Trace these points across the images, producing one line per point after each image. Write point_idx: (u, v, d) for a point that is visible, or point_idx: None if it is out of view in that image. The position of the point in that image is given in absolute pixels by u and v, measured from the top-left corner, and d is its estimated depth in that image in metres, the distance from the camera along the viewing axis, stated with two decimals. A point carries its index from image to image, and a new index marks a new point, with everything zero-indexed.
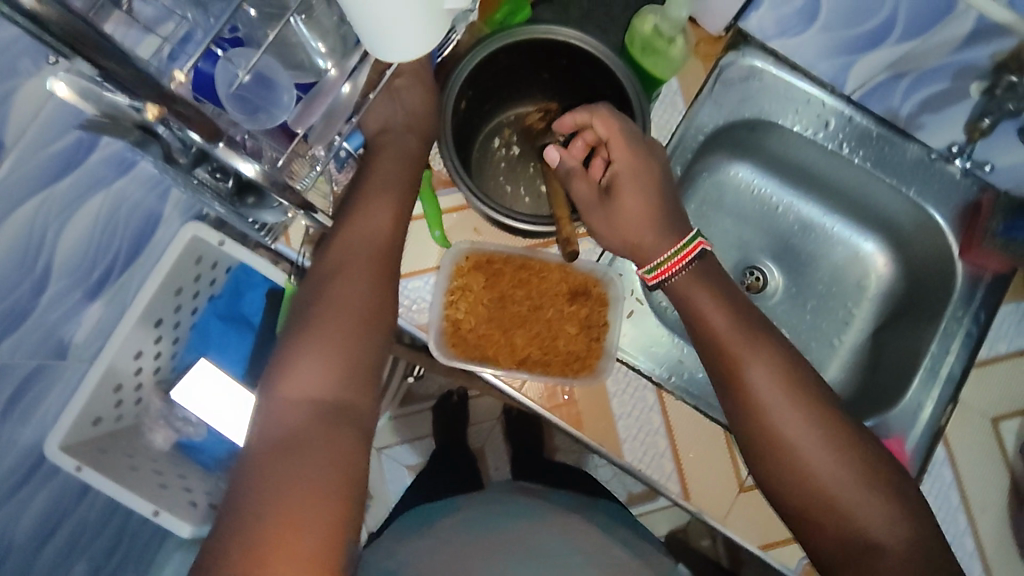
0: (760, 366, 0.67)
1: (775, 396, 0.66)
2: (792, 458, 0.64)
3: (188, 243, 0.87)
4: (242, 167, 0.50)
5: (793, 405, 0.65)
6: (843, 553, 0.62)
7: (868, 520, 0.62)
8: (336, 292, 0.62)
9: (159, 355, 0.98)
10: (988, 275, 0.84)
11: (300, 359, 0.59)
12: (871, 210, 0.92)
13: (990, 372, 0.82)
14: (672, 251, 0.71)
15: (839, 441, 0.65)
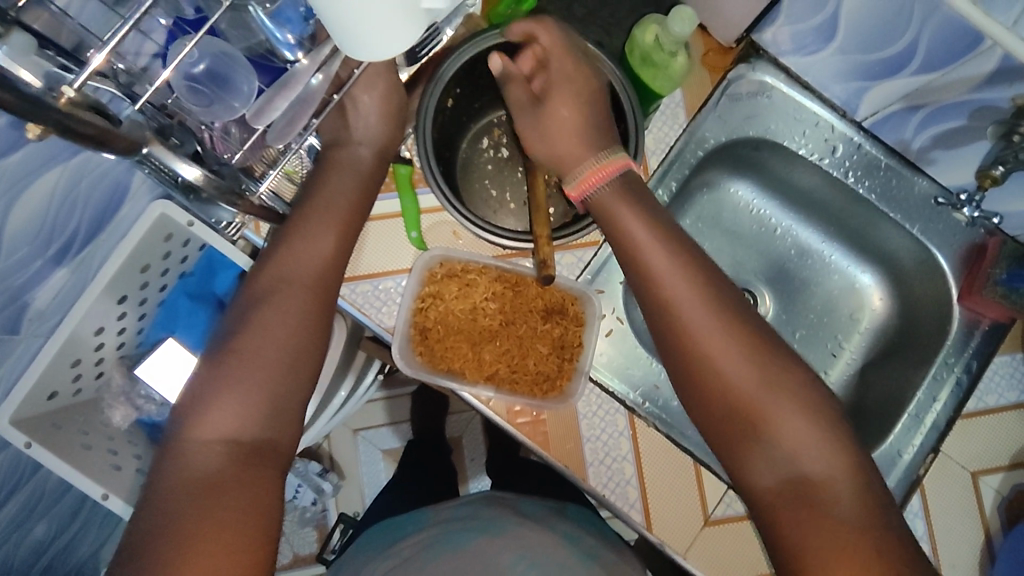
0: (683, 284, 0.63)
1: (699, 314, 0.62)
2: (717, 384, 0.61)
3: (156, 219, 0.83)
4: (185, 169, 0.50)
5: (717, 323, 0.62)
6: (776, 487, 0.59)
7: (800, 452, 0.59)
8: (258, 328, 0.62)
9: (124, 330, 0.94)
10: (986, 323, 0.80)
11: (219, 400, 0.60)
12: (873, 242, 0.88)
13: (976, 424, 0.79)
14: (591, 166, 0.68)
15: (766, 364, 0.61)
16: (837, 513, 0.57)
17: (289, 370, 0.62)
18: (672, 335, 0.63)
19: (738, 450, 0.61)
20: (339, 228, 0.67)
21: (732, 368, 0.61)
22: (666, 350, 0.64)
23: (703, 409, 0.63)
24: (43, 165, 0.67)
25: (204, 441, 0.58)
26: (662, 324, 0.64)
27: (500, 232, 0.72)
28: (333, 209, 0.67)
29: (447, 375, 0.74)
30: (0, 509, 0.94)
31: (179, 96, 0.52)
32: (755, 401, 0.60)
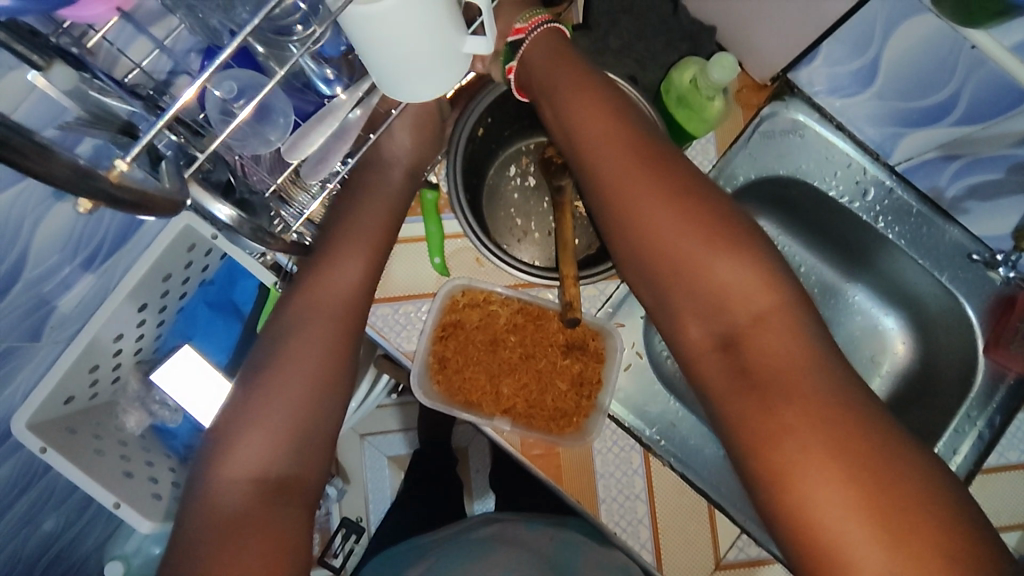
0: (637, 185, 0.64)
1: (647, 198, 0.64)
2: (680, 279, 0.63)
3: (181, 231, 0.84)
4: (216, 208, 0.48)
5: (664, 204, 0.64)
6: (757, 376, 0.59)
7: (774, 343, 0.60)
8: (287, 359, 0.64)
9: (142, 337, 0.94)
10: (1011, 377, 0.78)
11: (249, 432, 0.62)
12: (900, 285, 0.86)
13: (996, 479, 0.78)
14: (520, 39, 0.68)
15: (720, 240, 0.63)
16: (810, 408, 0.56)
17: (314, 405, 0.64)
18: (624, 229, 0.66)
19: (724, 353, 0.62)
20: (362, 254, 0.68)
21: (752, 325, 0.61)
22: (625, 253, 0.67)
23: (688, 316, 0.64)
24: None
25: (232, 474, 0.60)
26: (625, 236, 0.66)
27: (525, 268, 0.74)
28: (359, 240, 0.68)
29: (465, 407, 0.74)
30: (10, 507, 0.94)
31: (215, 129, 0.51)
32: (722, 286, 0.62)
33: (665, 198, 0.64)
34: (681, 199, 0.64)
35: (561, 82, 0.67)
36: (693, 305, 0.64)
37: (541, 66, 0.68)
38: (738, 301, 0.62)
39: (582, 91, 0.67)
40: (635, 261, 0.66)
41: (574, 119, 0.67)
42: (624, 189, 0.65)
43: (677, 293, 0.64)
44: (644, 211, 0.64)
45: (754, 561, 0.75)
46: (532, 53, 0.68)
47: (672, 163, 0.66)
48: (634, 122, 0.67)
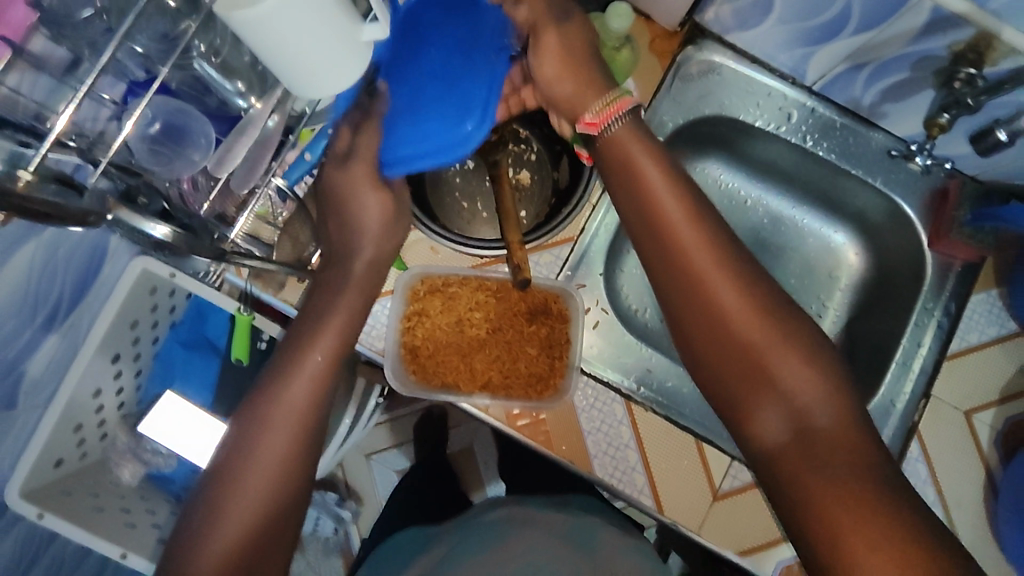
0: (719, 275, 0.59)
1: (728, 292, 0.59)
2: (766, 379, 0.57)
3: (138, 275, 0.85)
4: (150, 230, 0.49)
5: (748, 299, 0.59)
6: (826, 483, 0.53)
7: (844, 438, 0.55)
8: (247, 468, 0.63)
9: (122, 390, 0.95)
10: (958, 263, 0.82)
11: (200, 556, 0.60)
12: (843, 202, 0.90)
13: (962, 363, 0.80)
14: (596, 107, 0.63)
15: (801, 344, 0.58)
16: (878, 527, 0.50)
17: (268, 524, 0.63)
18: (703, 321, 0.59)
19: (792, 458, 0.55)
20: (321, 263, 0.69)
21: (824, 432, 0.55)
22: (697, 349, 0.61)
23: (757, 417, 0.58)
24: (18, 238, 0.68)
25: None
26: (701, 327, 0.60)
27: (473, 243, 0.76)
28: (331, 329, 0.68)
29: (442, 390, 0.76)
30: None
31: (136, 151, 0.53)
32: (802, 390, 0.57)
33: (749, 303, 0.59)
34: (763, 305, 0.59)
35: (632, 156, 0.62)
36: (775, 407, 0.57)
37: (625, 154, 0.62)
38: (814, 403, 0.56)
39: (658, 176, 0.61)
40: (703, 360, 0.60)
41: (653, 208, 0.61)
42: (701, 276, 0.59)
43: (751, 393, 0.58)
44: (720, 303, 0.59)
45: (750, 486, 0.77)
46: (616, 139, 0.62)
47: (748, 264, 0.61)
48: (719, 230, 0.61)
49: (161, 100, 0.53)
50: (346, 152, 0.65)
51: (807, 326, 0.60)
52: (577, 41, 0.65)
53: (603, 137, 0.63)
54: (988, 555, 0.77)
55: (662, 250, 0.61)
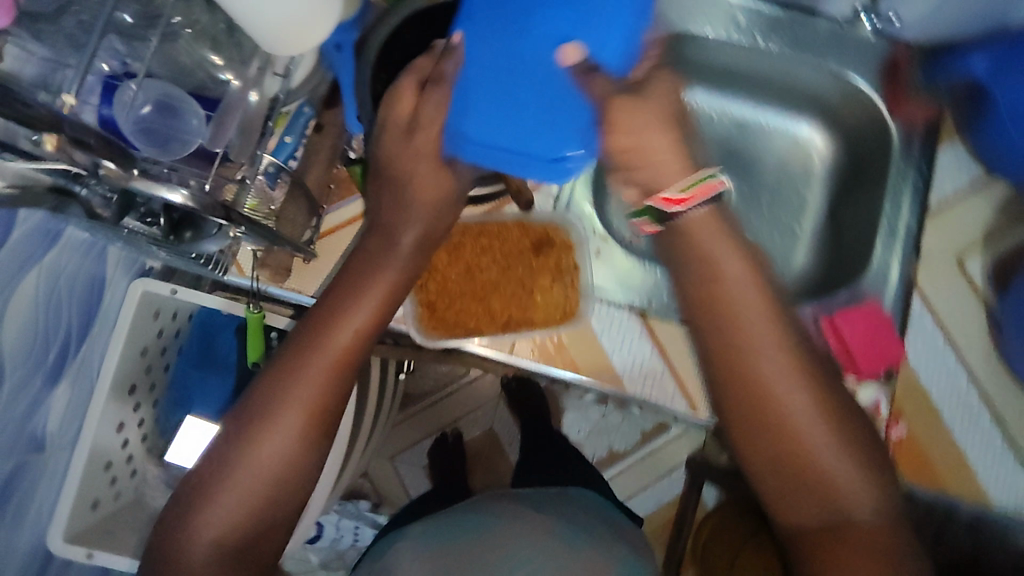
0: (766, 356, 0.61)
1: (773, 358, 0.61)
2: (808, 457, 0.60)
3: (140, 299, 0.84)
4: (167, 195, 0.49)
5: (791, 375, 0.61)
6: (844, 540, 0.58)
7: (859, 505, 0.59)
8: (260, 440, 0.61)
9: (143, 422, 0.94)
10: (921, 126, 0.86)
11: (221, 495, 0.61)
12: (802, 92, 0.93)
13: (945, 214, 0.85)
14: (686, 183, 0.63)
15: (842, 428, 0.61)
16: None
17: (287, 478, 0.63)
18: (754, 405, 0.61)
19: (826, 533, 0.60)
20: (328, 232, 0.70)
21: (849, 525, 0.59)
22: (742, 417, 0.63)
23: (783, 477, 0.61)
24: None
25: (194, 556, 0.59)
26: (745, 398, 0.61)
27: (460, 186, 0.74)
28: (364, 305, 0.65)
29: (466, 336, 0.77)
30: None
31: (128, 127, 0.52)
32: (829, 465, 0.59)
33: (793, 364, 0.61)
34: (816, 384, 0.61)
35: (714, 251, 0.63)
36: (805, 482, 0.61)
37: (687, 230, 0.63)
38: (841, 480, 0.60)
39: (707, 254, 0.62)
40: (738, 422, 0.63)
41: (706, 274, 0.63)
42: (738, 323, 0.62)
43: (793, 456, 0.60)
44: (764, 369, 0.61)
45: None
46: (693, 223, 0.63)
47: (794, 322, 0.63)
48: (774, 287, 0.63)
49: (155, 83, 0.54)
50: (403, 123, 0.63)
51: (867, 429, 0.62)
52: (671, 98, 0.64)
53: (680, 219, 0.63)
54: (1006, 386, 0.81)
55: (712, 349, 0.63)
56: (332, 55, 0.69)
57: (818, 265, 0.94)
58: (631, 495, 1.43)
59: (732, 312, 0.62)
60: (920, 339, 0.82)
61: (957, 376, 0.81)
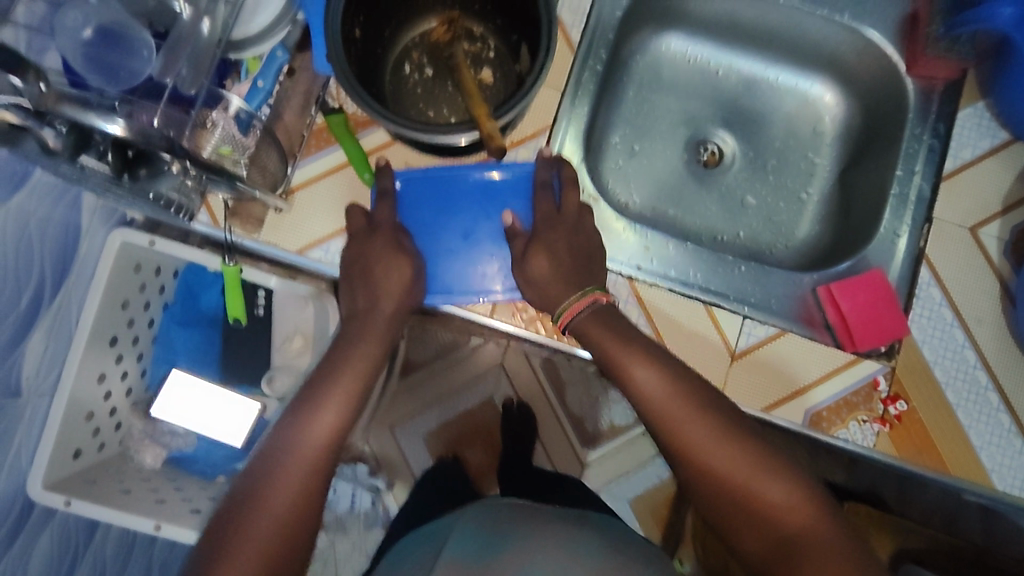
0: (699, 427, 0.65)
1: (710, 435, 0.65)
2: (708, 464, 0.65)
3: (119, 250, 0.84)
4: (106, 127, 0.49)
5: (706, 421, 0.66)
6: (773, 544, 0.61)
7: (781, 510, 0.62)
8: (297, 440, 0.67)
9: (127, 375, 0.93)
10: (940, 85, 0.81)
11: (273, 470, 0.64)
12: (812, 48, 0.88)
13: (959, 181, 0.79)
14: (573, 296, 0.72)
15: (766, 457, 0.64)
16: None
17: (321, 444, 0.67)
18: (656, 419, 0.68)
19: (770, 530, 0.62)
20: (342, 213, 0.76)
21: (794, 526, 0.61)
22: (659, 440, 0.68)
23: (712, 490, 0.65)
24: None
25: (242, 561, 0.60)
26: (661, 429, 0.67)
27: (430, 128, 0.66)
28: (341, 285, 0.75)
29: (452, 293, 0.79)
30: None
31: (74, 56, 0.53)
32: (723, 461, 0.64)
33: (690, 403, 0.67)
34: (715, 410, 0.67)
35: (610, 341, 0.70)
36: (737, 503, 0.63)
37: (603, 332, 0.71)
38: (805, 538, 0.60)
39: (705, 421, 0.66)
40: (706, 498, 0.65)
41: (597, 340, 0.71)
42: (671, 416, 0.67)
43: (717, 465, 0.64)
44: (684, 438, 0.66)
45: (767, 339, 0.77)
46: (582, 325, 0.72)
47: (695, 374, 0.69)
48: (725, 408, 0.67)
49: (105, 10, 0.54)
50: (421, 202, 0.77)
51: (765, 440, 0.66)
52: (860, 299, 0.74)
53: (585, 329, 0.72)
54: (1018, 364, 0.76)
55: (649, 414, 0.68)
56: None
57: (823, 236, 0.88)
58: (603, 488, 1.24)
59: (632, 377, 0.69)
60: (925, 313, 0.77)
61: (965, 353, 0.76)
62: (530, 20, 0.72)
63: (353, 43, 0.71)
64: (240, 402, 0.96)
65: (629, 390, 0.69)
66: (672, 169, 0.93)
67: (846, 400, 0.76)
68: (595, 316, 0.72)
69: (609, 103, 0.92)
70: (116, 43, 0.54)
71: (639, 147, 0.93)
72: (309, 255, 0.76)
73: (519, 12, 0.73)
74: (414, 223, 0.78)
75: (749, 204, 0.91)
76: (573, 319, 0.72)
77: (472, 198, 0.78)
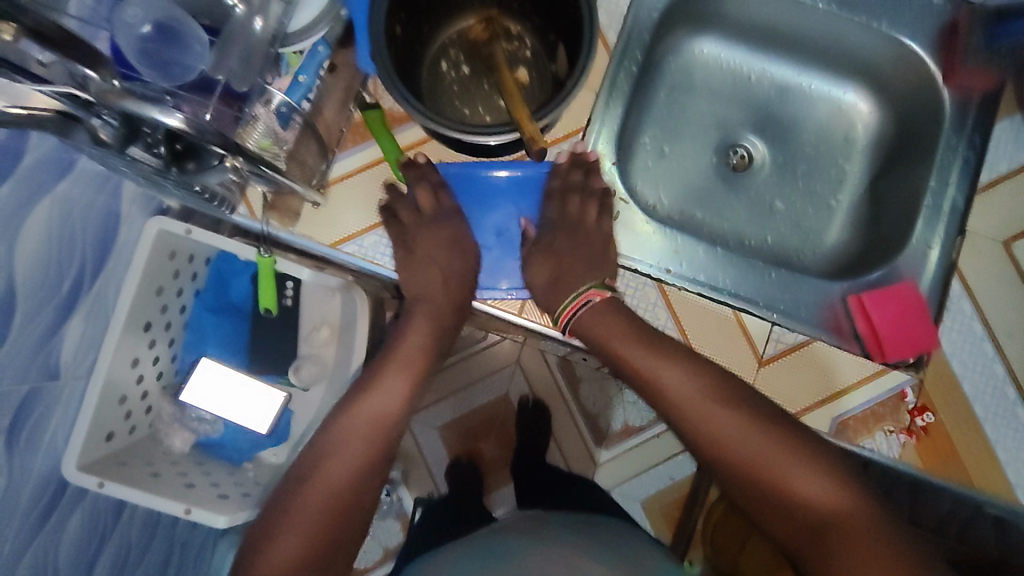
0: (715, 416, 0.68)
1: (726, 424, 0.68)
2: (728, 451, 0.67)
3: (156, 237, 0.85)
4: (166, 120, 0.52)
5: (721, 410, 0.68)
6: (800, 523, 0.63)
7: (805, 491, 0.64)
8: (352, 420, 0.73)
9: (158, 360, 0.95)
10: (977, 96, 0.81)
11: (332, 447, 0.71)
12: (848, 54, 0.88)
13: (993, 196, 0.80)
14: (568, 296, 0.78)
15: (784, 441, 0.66)
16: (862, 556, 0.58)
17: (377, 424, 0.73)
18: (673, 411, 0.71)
19: (794, 511, 0.64)
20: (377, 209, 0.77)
21: (816, 506, 0.63)
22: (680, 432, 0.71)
23: (736, 477, 0.67)
24: (29, 199, 0.67)
25: (294, 529, 0.66)
26: (681, 422, 0.71)
27: (470, 128, 0.67)
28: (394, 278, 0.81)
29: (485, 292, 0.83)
30: None
31: (130, 47, 0.54)
32: (742, 447, 0.67)
33: (705, 393, 0.69)
34: (730, 398, 0.69)
35: (621, 338, 0.74)
36: (760, 488, 0.66)
37: (605, 326, 0.75)
38: (828, 516, 0.62)
39: (720, 409, 0.68)
40: (732, 486, 0.68)
41: (604, 337, 0.75)
42: (687, 409, 0.70)
43: (737, 453, 0.67)
44: (702, 426, 0.69)
45: (795, 346, 0.78)
46: (582, 322, 0.77)
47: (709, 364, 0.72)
48: (740, 395, 0.70)
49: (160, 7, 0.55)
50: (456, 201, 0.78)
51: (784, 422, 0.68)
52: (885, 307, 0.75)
53: (585, 328, 0.77)
54: None
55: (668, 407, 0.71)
56: None
57: (852, 244, 0.88)
58: (613, 486, 1.16)
59: (649, 371, 0.72)
60: (957, 325, 0.77)
61: (993, 366, 0.76)
62: (570, 21, 0.72)
63: (394, 40, 0.72)
64: (268, 391, 0.98)
65: (646, 384, 0.73)
66: (702, 172, 0.93)
67: (872, 409, 0.77)
68: (599, 314, 0.76)
69: (640, 106, 0.92)
70: (171, 37, 0.56)
71: (670, 149, 0.93)
72: (342, 249, 0.78)
73: (559, 13, 0.73)
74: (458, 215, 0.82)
75: (778, 209, 0.91)
76: (575, 319, 0.78)
77: (508, 194, 0.80)
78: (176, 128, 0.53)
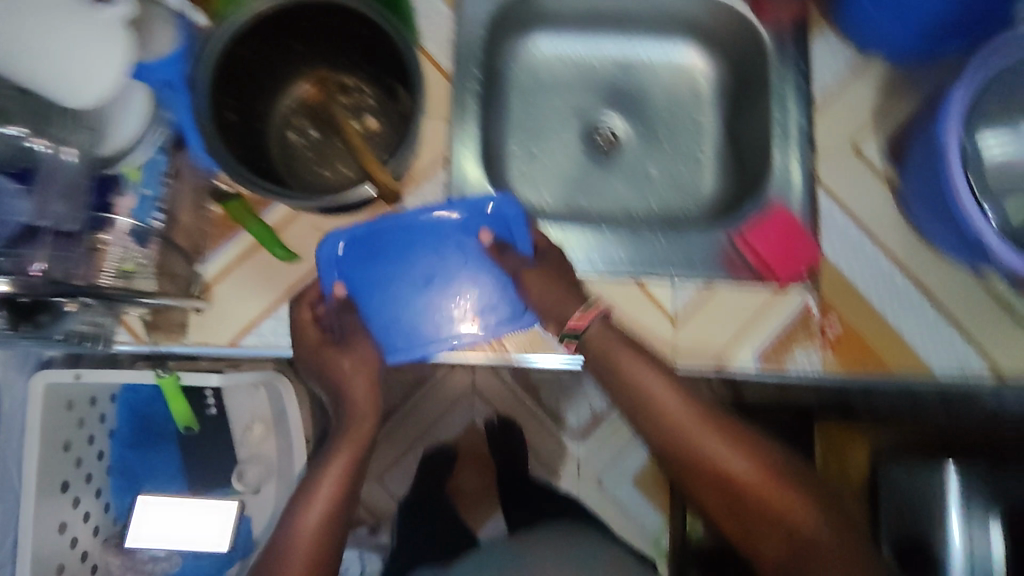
0: (709, 439, 0.75)
1: (706, 431, 0.76)
2: (710, 462, 0.75)
3: (45, 393, 0.80)
4: None
5: (710, 428, 0.76)
6: (776, 530, 0.73)
7: (793, 513, 0.72)
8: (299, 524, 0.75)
9: (89, 515, 0.89)
10: (788, 26, 0.87)
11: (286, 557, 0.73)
12: (667, 18, 0.93)
13: (830, 108, 0.85)
14: (579, 309, 0.75)
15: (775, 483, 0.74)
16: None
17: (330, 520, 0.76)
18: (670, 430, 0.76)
19: (763, 510, 0.73)
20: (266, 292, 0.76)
21: (794, 532, 0.72)
22: (660, 439, 0.77)
23: (715, 479, 0.75)
24: None
25: None
26: (662, 430, 0.77)
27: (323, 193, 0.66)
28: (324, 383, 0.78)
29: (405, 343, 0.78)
30: None
31: None
32: (737, 474, 0.74)
33: (697, 412, 0.76)
34: (719, 427, 0.76)
35: (620, 356, 0.75)
36: (736, 494, 0.75)
37: (603, 349, 0.76)
38: (796, 508, 0.73)
39: (709, 428, 0.76)
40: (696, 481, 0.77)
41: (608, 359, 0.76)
42: (685, 433, 0.76)
43: (722, 469, 0.75)
44: (700, 449, 0.75)
45: (699, 296, 0.80)
46: (593, 340, 0.76)
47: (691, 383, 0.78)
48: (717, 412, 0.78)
49: None
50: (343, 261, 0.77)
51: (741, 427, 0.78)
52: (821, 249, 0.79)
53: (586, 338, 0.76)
54: (931, 259, 0.81)
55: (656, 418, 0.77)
56: (165, 91, 0.67)
57: (727, 188, 0.93)
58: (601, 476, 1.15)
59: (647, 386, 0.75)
60: (835, 234, 0.82)
61: (879, 261, 0.81)
62: (396, 61, 0.73)
63: (227, 124, 0.71)
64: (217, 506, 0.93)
65: (638, 399, 0.76)
66: (575, 162, 0.95)
67: (786, 332, 0.80)
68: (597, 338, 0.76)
69: (497, 116, 0.93)
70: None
71: (538, 150, 0.95)
72: (243, 343, 0.75)
73: (383, 58, 0.74)
74: (359, 282, 0.76)
75: (654, 175, 0.94)
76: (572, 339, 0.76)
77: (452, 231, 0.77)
78: (3, 291, 0.55)
